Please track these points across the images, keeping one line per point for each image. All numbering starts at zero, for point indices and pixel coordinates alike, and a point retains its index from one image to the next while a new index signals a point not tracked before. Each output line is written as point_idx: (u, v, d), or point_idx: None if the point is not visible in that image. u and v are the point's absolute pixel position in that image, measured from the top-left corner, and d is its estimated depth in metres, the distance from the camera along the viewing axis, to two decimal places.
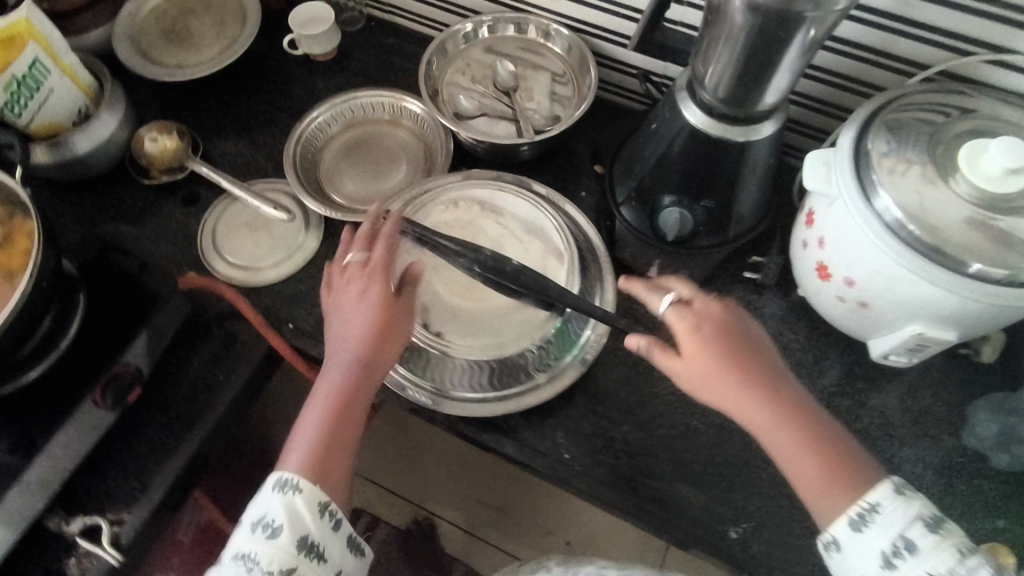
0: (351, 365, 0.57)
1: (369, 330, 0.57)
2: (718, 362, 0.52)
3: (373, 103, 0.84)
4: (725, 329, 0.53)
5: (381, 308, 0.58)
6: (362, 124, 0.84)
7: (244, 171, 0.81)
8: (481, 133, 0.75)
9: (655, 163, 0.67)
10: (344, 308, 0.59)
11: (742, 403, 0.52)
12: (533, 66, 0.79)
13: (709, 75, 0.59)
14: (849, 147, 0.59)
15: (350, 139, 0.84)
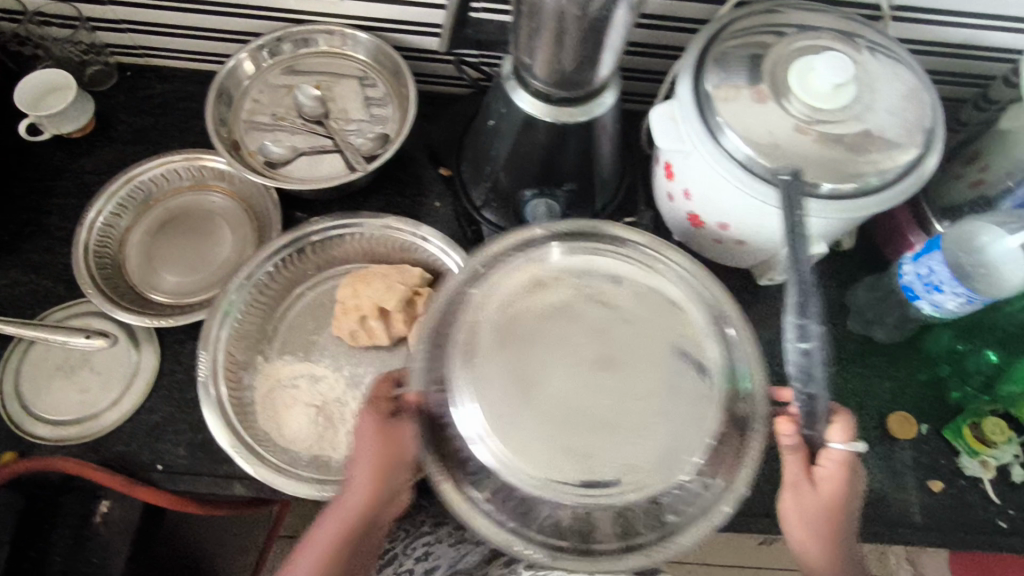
0: (341, 518, 0.49)
1: (363, 474, 0.50)
2: (819, 522, 0.48)
3: (164, 173, 0.70)
4: (844, 499, 0.47)
5: (375, 456, 0.49)
6: (162, 202, 0.71)
7: (32, 304, 0.65)
8: (308, 180, 0.65)
9: (504, 161, 0.62)
10: (362, 447, 0.50)
11: (817, 556, 0.48)
12: (337, 83, 0.70)
13: (534, 61, 0.54)
14: (689, 99, 0.58)
15: (154, 224, 0.70)
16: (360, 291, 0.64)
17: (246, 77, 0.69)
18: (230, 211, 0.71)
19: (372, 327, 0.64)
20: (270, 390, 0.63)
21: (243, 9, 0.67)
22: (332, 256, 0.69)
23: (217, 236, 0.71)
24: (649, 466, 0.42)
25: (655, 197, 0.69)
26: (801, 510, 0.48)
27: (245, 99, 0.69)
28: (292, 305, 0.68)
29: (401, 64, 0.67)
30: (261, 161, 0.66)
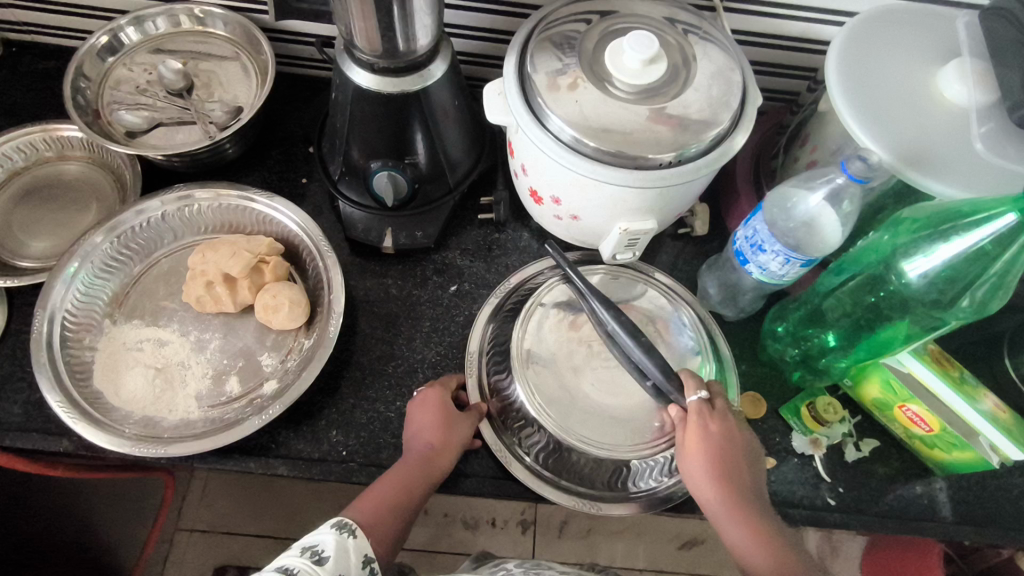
0: (413, 466, 0.57)
1: (433, 435, 0.58)
2: (707, 468, 0.54)
3: (24, 145, 0.72)
4: (718, 441, 0.54)
5: (443, 415, 0.60)
6: (29, 170, 0.73)
7: None
8: (163, 145, 0.68)
9: (348, 132, 0.64)
10: (422, 417, 0.60)
11: (697, 461, 0.54)
12: (201, 58, 0.72)
13: (356, 37, 0.56)
14: (514, 77, 0.60)
15: (16, 192, 0.72)
16: (207, 257, 0.66)
17: (110, 53, 0.71)
18: (91, 177, 0.73)
19: (216, 291, 0.65)
20: (112, 351, 0.64)
21: None
22: (190, 224, 0.70)
23: (78, 204, 0.72)
24: (626, 446, 0.60)
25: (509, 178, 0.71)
26: (695, 476, 0.55)
27: (109, 72, 0.71)
28: (146, 272, 0.69)
29: (258, 35, 0.71)
30: (119, 129, 0.68)
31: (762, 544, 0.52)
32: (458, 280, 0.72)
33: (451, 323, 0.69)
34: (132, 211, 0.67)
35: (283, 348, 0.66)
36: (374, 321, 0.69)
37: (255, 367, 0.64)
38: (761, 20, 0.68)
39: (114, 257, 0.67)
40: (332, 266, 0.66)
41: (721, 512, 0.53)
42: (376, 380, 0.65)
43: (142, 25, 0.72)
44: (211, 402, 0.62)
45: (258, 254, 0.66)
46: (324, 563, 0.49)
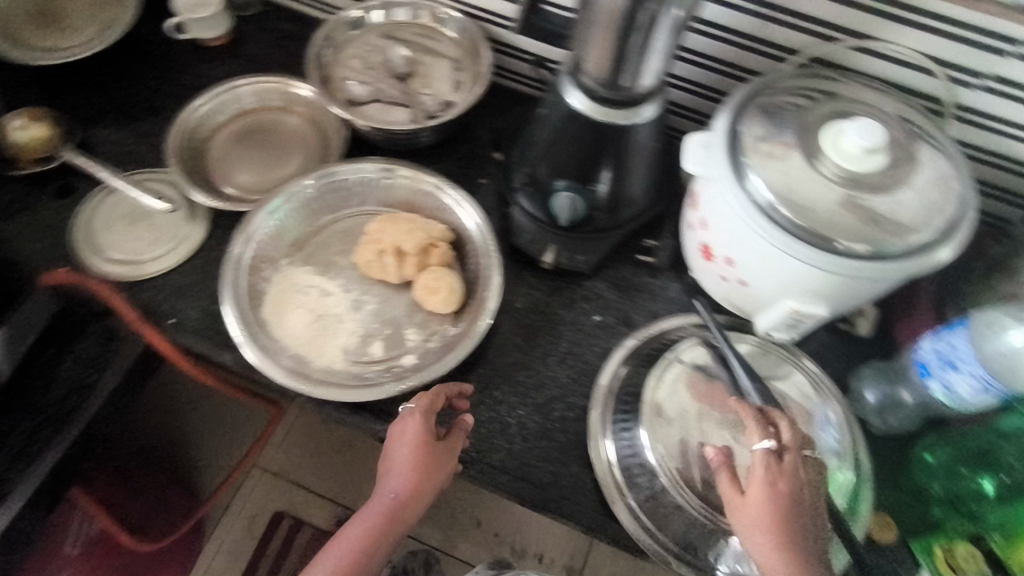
0: (378, 518, 0.58)
1: (400, 478, 0.58)
2: (767, 525, 0.50)
3: (258, 90, 0.81)
4: (784, 502, 0.50)
5: (418, 455, 0.58)
6: (254, 111, 0.81)
7: (127, 163, 0.76)
8: (373, 119, 0.73)
9: (545, 147, 0.67)
10: (394, 453, 0.59)
11: (755, 514, 0.50)
12: (428, 53, 0.79)
13: (588, 61, 0.60)
14: (722, 133, 0.60)
15: (239, 127, 0.80)
16: (385, 228, 0.70)
17: (353, 31, 0.79)
18: (304, 134, 0.81)
19: (385, 261, 0.69)
20: (282, 288, 0.69)
21: None
22: (376, 194, 0.75)
23: (284, 152, 0.79)
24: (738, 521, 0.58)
25: (683, 231, 0.71)
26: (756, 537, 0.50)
27: (344, 45, 0.78)
28: (326, 227, 0.74)
29: (483, 45, 0.76)
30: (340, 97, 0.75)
31: None
32: (603, 312, 0.72)
33: (587, 350, 0.70)
34: (335, 169, 0.73)
35: (428, 329, 0.69)
36: (515, 327, 0.70)
37: (400, 339, 0.68)
38: (988, 134, 0.64)
39: (306, 205, 0.73)
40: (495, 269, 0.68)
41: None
42: (504, 384, 0.67)
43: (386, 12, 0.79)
44: (355, 358, 0.66)
45: (431, 238, 0.70)
46: None
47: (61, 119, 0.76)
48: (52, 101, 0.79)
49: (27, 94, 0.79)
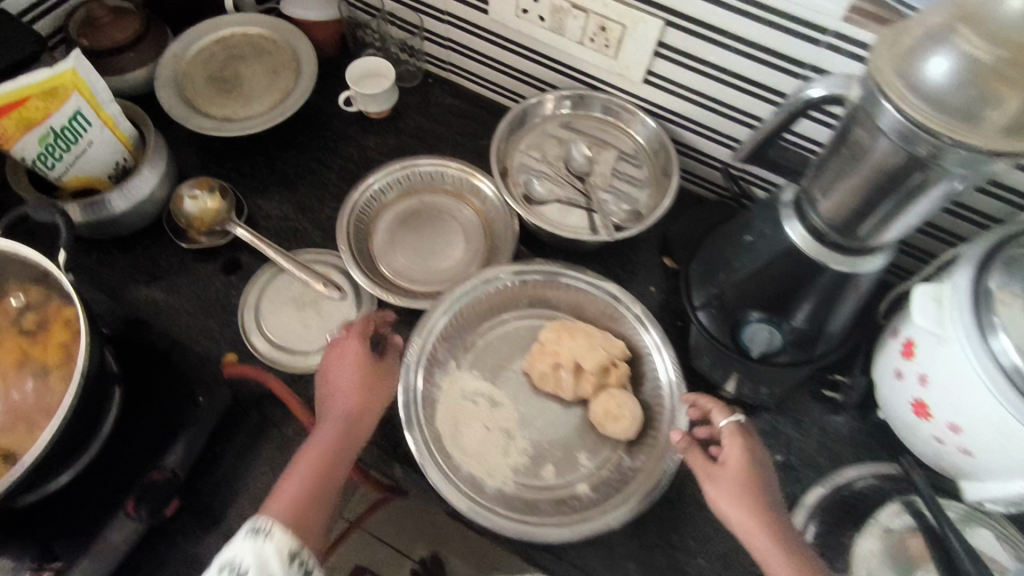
0: (309, 457, 0.55)
1: (334, 403, 0.59)
2: (740, 490, 0.54)
3: (428, 172, 0.78)
4: (756, 468, 0.55)
5: (364, 373, 0.60)
6: (421, 193, 0.78)
7: (291, 238, 0.75)
8: (555, 223, 0.72)
9: (742, 278, 0.63)
10: (339, 373, 0.60)
11: (734, 463, 0.55)
12: (612, 152, 0.76)
13: (822, 201, 0.55)
14: (967, 289, 0.54)
15: (404, 209, 0.78)
16: (562, 339, 0.67)
17: (535, 120, 0.77)
18: (472, 226, 0.77)
19: (561, 376, 0.66)
20: (450, 395, 0.66)
21: (559, 64, 0.75)
22: (545, 296, 0.72)
23: (451, 242, 0.76)
24: None
25: (876, 371, 0.66)
26: (730, 496, 0.54)
27: (524, 136, 0.77)
28: (493, 328, 0.71)
29: (671, 149, 0.72)
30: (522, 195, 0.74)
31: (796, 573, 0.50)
32: (783, 451, 0.68)
33: None
34: (509, 270, 0.70)
35: (601, 454, 0.65)
36: (690, 459, 0.66)
37: (572, 463, 0.64)
38: None
39: (476, 304, 0.70)
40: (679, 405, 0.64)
41: (749, 534, 0.52)
42: (682, 526, 0.63)
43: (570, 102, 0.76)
44: (527, 481, 0.63)
45: (612, 357, 0.66)
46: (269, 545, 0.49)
47: (231, 189, 0.75)
48: (220, 168, 0.78)
49: (194, 157, 0.78)
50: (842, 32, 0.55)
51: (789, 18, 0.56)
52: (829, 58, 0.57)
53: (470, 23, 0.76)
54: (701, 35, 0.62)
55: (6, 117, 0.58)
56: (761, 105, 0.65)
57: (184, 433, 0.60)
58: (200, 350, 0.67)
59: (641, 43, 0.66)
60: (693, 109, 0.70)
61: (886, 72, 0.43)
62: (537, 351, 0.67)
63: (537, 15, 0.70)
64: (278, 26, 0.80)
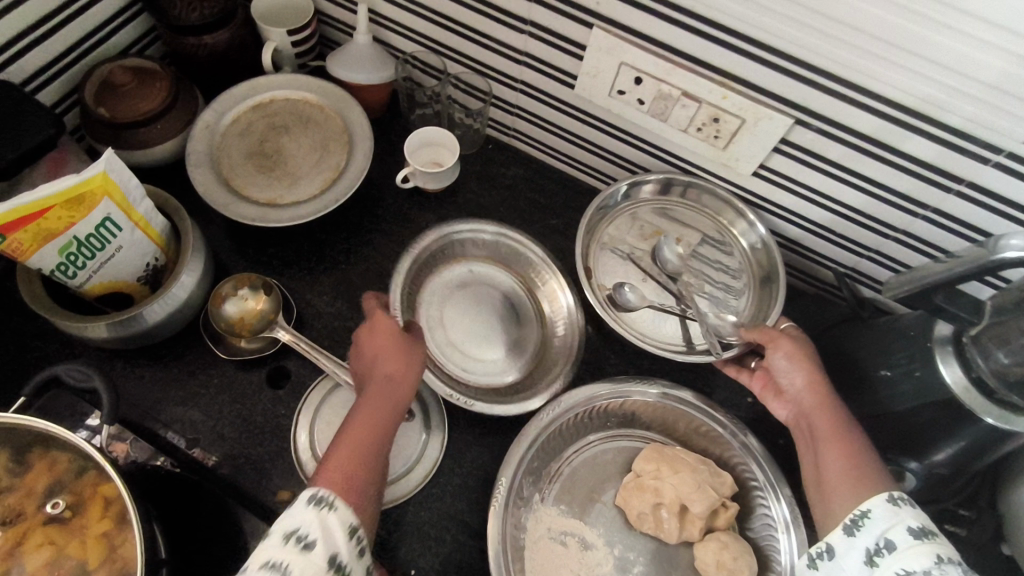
0: (376, 403, 0.51)
1: (386, 365, 0.53)
2: (812, 388, 0.56)
3: (482, 239, 0.69)
4: (827, 381, 0.56)
5: (400, 341, 0.54)
6: (472, 262, 0.69)
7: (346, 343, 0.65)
8: (649, 339, 0.65)
9: (875, 416, 0.57)
10: (375, 357, 0.54)
11: (797, 365, 0.57)
12: (704, 250, 0.69)
13: (1001, 352, 0.47)
14: None
15: (450, 281, 0.68)
16: (663, 474, 0.59)
17: (620, 206, 0.70)
18: (525, 317, 0.68)
19: (663, 517, 0.58)
20: (536, 537, 0.59)
21: (651, 146, 0.66)
22: (638, 414, 0.65)
23: (508, 327, 0.67)
24: None
25: (1009, 511, 0.58)
26: (792, 407, 0.58)
27: (612, 228, 0.70)
28: (580, 451, 0.63)
29: (779, 263, 0.66)
30: (611, 300, 0.67)
31: (845, 458, 0.51)
32: None
33: None
34: (606, 387, 0.62)
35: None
36: None
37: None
38: None
39: (564, 426, 0.62)
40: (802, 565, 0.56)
41: (812, 418, 0.55)
42: None
43: (663, 187, 0.69)
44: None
45: (722, 496, 0.59)
46: (311, 549, 0.41)
47: (276, 285, 0.65)
48: (259, 255, 0.68)
49: (229, 242, 0.68)
50: (1017, 154, 0.48)
51: (952, 132, 0.49)
52: (998, 178, 0.50)
53: (551, 95, 0.67)
54: (838, 139, 0.54)
55: (20, 231, 0.47)
56: (892, 211, 0.58)
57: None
58: (249, 486, 0.58)
59: (761, 139, 0.58)
60: (809, 207, 0.62)
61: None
62: (636, 486, 0.60)
63: (636, 98, 0.61)
64: (326, 90, 0.71)
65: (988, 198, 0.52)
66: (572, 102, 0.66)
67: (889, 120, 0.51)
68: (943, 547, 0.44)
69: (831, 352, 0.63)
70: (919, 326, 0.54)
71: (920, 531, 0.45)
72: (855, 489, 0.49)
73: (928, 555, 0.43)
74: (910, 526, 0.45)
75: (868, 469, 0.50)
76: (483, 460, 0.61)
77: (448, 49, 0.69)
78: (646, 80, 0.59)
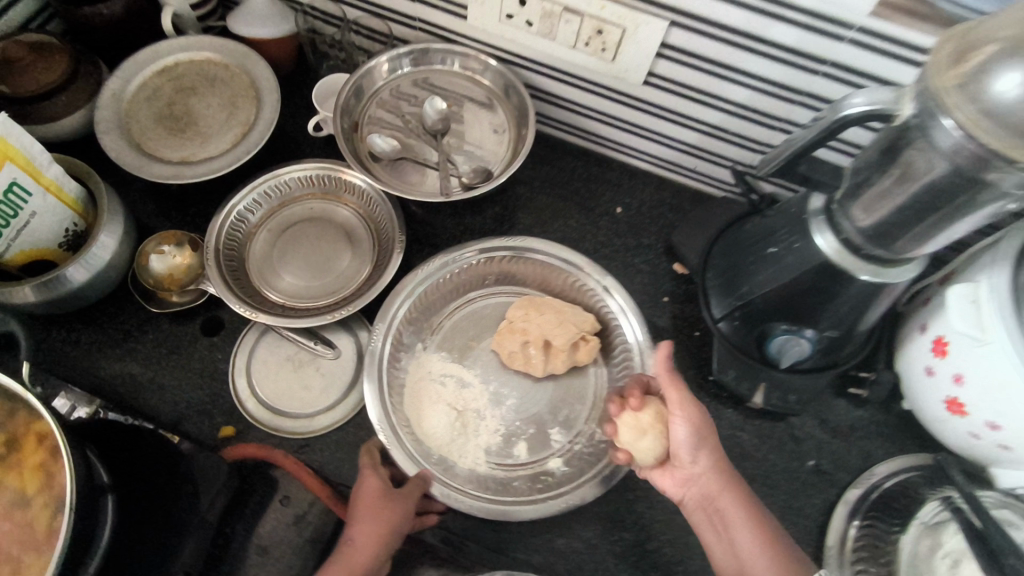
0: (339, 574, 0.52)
1: (360, 530, 0.54)
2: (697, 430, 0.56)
3: (265, 191, 0.70)
4: (696, 410, 0.56)
5: (381, 509, 0.55)
6: (286, 206, 0.72)
7: (274, 273, 0.69)
8: (395, 185, 0.68)
9: (771, 288, 0.60)
10: (365, 519, 0.54)
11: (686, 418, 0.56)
12: (474, 112, 0.72)
13: (860, 216, 0.51)
14: (1005, 290, 0.53)
15: (288, 222, 0.71)
16: (531, 316, 0.65)
17: (376, 85, 0.72)
18: (357, 228, 0.71)
19: (530, 353, 0.64)
20: (418, 379, 0.65)
21: (548, 68, 0.69)
22: (512, 270, 0.70)
23: (366, 247, 0.71)
24: None
25: (901, 365, 0.65)
26: (687, 484, 0.58)
27: (382, 95, 0.72)
28: (460, 308, 0.70)
29: (528, 105, 0.68)
30: (371, 156, 0.69)
31: (754, 534, 0.53)
32: (817, 456, 0.67)
33: (808, 504, 0.65)
34: (520, 311, 0.66)
35: (574, 428, 0.64)
36: None
37: (546, 438, 0.64)
38: None
39: (448, 278, 0.68)
40: (648, 359, 0.63)
41: (709, 480, 0.56)
42: None
43: (414, 58, 0.71)
44: (499, 461, 0.62)
45: (582, 331, 0.64)
46: None
47: (202, 240, 0.68)
48: (183, 215, 0.69)
49: (150, 205, 0.69)
50: (867, 28, 0.51)
51: (810, 15, 0.52)
52: (846, 52, 0.54)
53: (446, 29, 0.70)
54: (703, 34, 0.58)
55: None
56: (769, 100, 0.62)
57: (201, 496, 0.55)
58: (194, 428, 0.61)
59: (643, 45, 0.61)
60: (700, 110, 0.66)
61: (954, 94, 0.39)
62: (518, 328, 0.65)
63: (524, 20, 0.64)
64: (229, 48, 0.72)
65: (851, 74, 0.55)
66: (469, 34, 0.69)
67: (748, 9, 0.54)
68: None
69: (732, 244, 0.67)
70: (798, 203, 0.59)
71: None
72: (774, 557, 0.52)
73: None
74: None
75: (775, 540, 0.53)
76: (416, 381, 0.65)
77: None
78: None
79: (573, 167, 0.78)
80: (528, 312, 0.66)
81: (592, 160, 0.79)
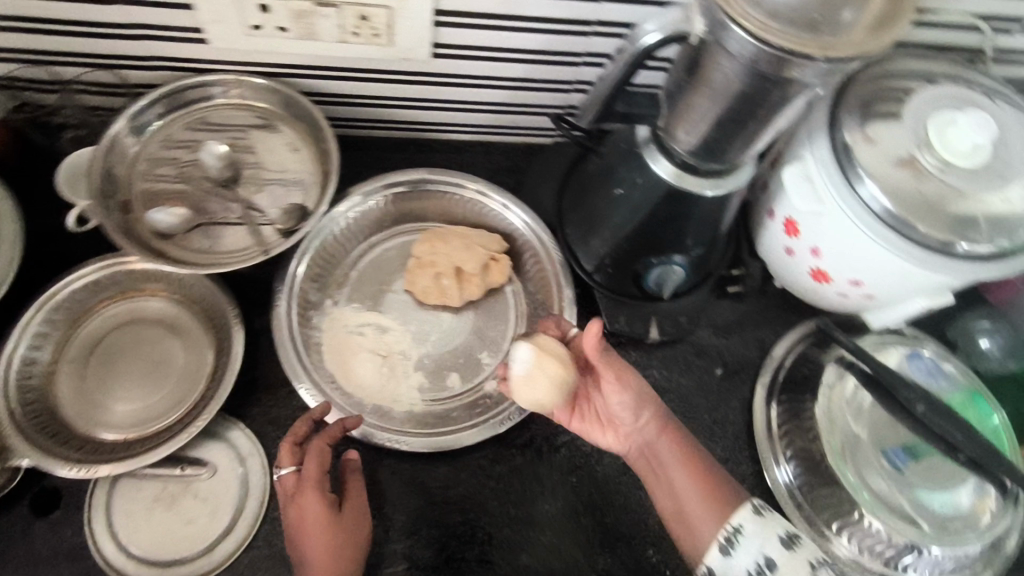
0: None
1: None
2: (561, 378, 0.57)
3: (45, 318, 0.57)
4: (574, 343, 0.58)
5: (330, 541, 0.50)
6: (84, 320, 0.59)
7: (96, 405, 0.57)
8: (204, 257, 0.58)
9: (629, 231, 0.58)
10: (312, 535, 0.50)
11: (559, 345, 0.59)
12: (263, 144, 0.63)
13: (689, 133, 0.51)
14: (830, 159, 0.55)
15: (92, 338, 0.59)
16: (436, 248, 0.64)
17: (129, 150, 0.60)
18: (179, 315, 0.61)
19: (444, 284, 0.64)
20: (336, 336, 0.62)
21: (325, 70, 0.61)
22: (413, 209, 0.68)
23: (197, 332, 0.61)
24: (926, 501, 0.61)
25: (765, 251, 0.68)
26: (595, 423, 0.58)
27: (142, 159, 0.60)
28: (366, 253, 0.67)
29: (318, 117, 0.61)
30: (156, 234, 0.58)
31: (696, 479, 0.53)
32: (721, 362, 0.69)
33: (729, 407, 0.68)
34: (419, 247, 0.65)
35: (499, 349, 0.65)
36: None
37: (476, 365, 0.64)
38: None
39: (337, 237, 0.65)
40: (555, 254, 0.65)
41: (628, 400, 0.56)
42: None
43: (165, 105, 0.60)
44: (436, 396, 0.62)
45: (491, 251, 0.65)
46: None
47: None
48: None
49: None
50: None
51: None
52: None
53: (189, 61, 0.59)
54: None
55: None
56: (565, 40, 0.58)
57: None
58: None
59: (419, 20, 0.55)
60: (501, 67, 0.62)
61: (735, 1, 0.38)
62: (427, 258, 0.64)
63: (274, 28, 0.55)
64: None
65: None
66: (220, 60, 0.59)
67: None
68: (810, 549, 0.48)
69: (577, 187, 0.64)
70: (626, 136, 0.57)
71: (788, 538, 0.48)
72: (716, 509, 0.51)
73: (807, 562, 0.47)
74: (779, 536, 0.48)
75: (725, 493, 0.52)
76: None
77: (43, 53, 0.57)
78: (273, 5, 0.52)
79: (394, 163, 0.71)
80: (431, 242, 0.65)
81: (411, 149, 0.72)
